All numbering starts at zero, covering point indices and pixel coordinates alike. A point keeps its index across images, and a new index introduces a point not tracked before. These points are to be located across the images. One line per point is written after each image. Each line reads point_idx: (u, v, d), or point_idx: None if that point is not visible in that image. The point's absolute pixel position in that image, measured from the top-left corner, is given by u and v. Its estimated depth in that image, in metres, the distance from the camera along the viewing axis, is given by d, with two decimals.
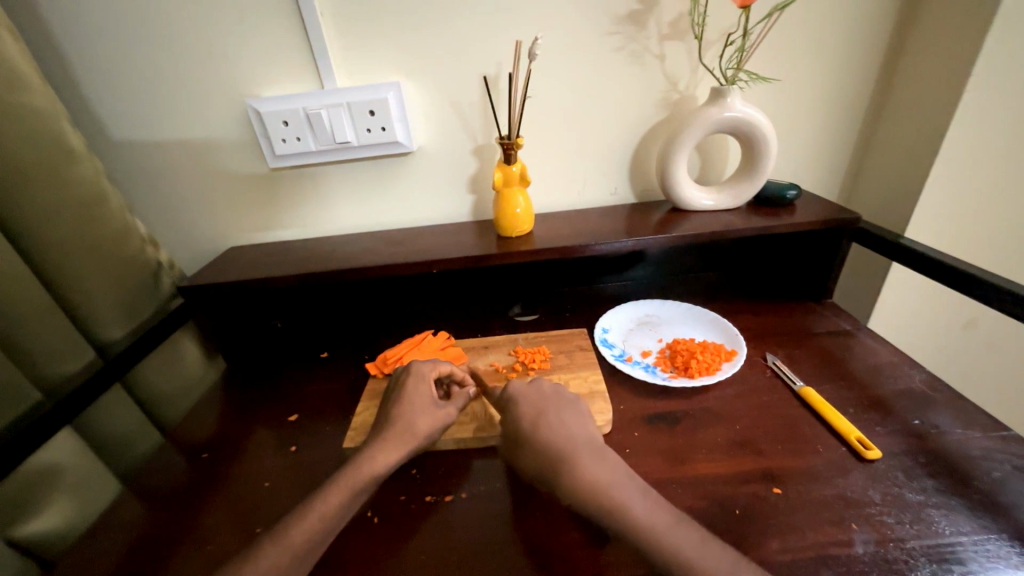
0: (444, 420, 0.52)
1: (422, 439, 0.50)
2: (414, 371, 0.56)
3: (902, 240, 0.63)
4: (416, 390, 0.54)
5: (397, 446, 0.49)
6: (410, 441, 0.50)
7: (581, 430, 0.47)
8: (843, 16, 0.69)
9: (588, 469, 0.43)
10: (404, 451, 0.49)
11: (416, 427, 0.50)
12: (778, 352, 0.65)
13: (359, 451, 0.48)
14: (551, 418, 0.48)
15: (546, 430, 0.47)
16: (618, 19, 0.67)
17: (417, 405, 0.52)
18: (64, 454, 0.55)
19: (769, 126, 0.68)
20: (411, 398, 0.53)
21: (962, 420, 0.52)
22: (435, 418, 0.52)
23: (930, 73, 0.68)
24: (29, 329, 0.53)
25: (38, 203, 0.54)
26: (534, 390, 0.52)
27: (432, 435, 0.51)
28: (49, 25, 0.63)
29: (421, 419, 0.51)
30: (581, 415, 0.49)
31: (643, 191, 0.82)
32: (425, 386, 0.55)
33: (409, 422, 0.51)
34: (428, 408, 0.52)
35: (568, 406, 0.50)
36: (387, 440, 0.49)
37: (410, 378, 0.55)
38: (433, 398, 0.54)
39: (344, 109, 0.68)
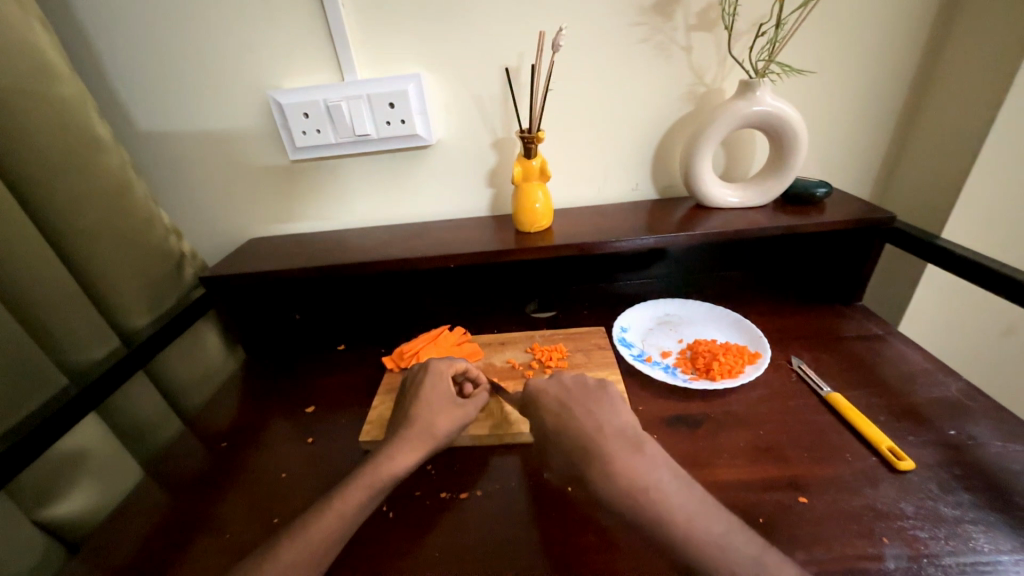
0: (460, 418, 0.52)
1: (439, 440, 0.50)
2: (432, 368, 0.55)
3: (939, 241, 0.60)
4: (432, 388, 0.53)
5: (415, 447, 0.48)
6: (428, 441, 0.49)
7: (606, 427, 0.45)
8: (883, 6, 0.66)
9: (611, 472, 0.41)
10: (422, 451, 0.48)
11: (434, 427, 0.50)
12: (803, 356, 0.63)
13: (379, 452, 0.48)
14: (573, 413, 0.46)
15: (574, 428, 0.45)
16: (644, 9, 0.65)
17: (434, 403, 0.52)
18: (90, 438, 0.57)
19: (800, 120, 0.66)
20: (428, 396, 0.52)
21: (1002, 432, 0.50)
22: (454, 418, 0.51)
23: (976, 65, 0.65)
24: (58, 316, 0.54)
25: (67, 192, 0.55)
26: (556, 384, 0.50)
27: (449, 434, 0.50)
28: (78, 17, 0.64)
29: (441, 419, 0.51)
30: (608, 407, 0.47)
31: (665, 188, 0.80)
32: (442, 382, 0.54)
33: (426, 422, 0.50)
34: (446, 407, 0.52)
35: (593, 399, 0.47)
36: (405, 441, 0.48)
37: (429, 376, 0.54)
38: (451, 396, 0.53)
39: (364, 101, 0.68)
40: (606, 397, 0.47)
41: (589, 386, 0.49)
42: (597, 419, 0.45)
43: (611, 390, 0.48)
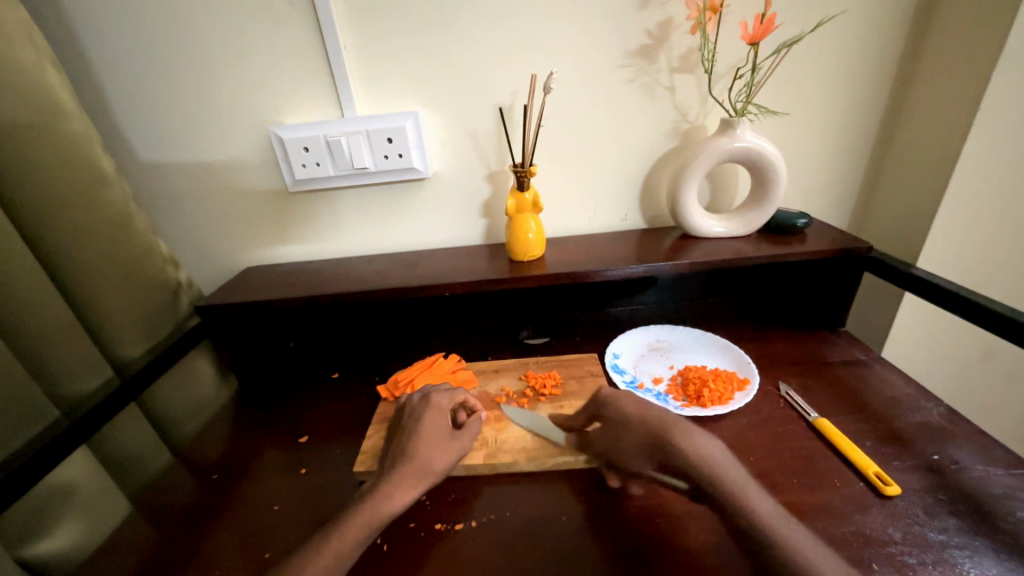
0: (455, 451, 0.52)
1: (437, 474, 0.49)
2: (432, 404, 0.54)
3: (915, 271, 0.63)
4: (429, 420, 0.53)
5: (412, 482, 0.47)
6: (426, 475, 0.48)
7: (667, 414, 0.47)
8: (850, 51, 0.71)
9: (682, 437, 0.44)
10: (420, 485, 0.48)
11: (432, 466, 0.49)
12: (791, 381, 0.65)
13: (374, 488, 0.47)
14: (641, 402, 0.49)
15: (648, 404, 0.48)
16: (629, 53, 0.70)
17: (431, 441, 0.51)
18: (77, 473, 0.56)
19: (778, 156, 0.69)
20: (424, 429, 0.52)
21: (983, 456, 0.51)
22: (450, 451, 0.51)
23: (939, 106, 0.69)
24: (53, 348, 0.54)
25: (68, 224, 0.56)
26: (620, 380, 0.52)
27: (447, 467, 0.50)
28: (88, 57, 0.66)
29: (438, 456, 0.50)
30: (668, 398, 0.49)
31: (653, 218, 0.83)
32: (437, 415, 0.53)
33: (424, 457, 0.49)
34: (441, 441, 0.51)
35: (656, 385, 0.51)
36: (402, 475, 0.48)
37: (428, 411, 0.53)
38: (447, 433, 0.53)
39: (364, 137, 0.70)
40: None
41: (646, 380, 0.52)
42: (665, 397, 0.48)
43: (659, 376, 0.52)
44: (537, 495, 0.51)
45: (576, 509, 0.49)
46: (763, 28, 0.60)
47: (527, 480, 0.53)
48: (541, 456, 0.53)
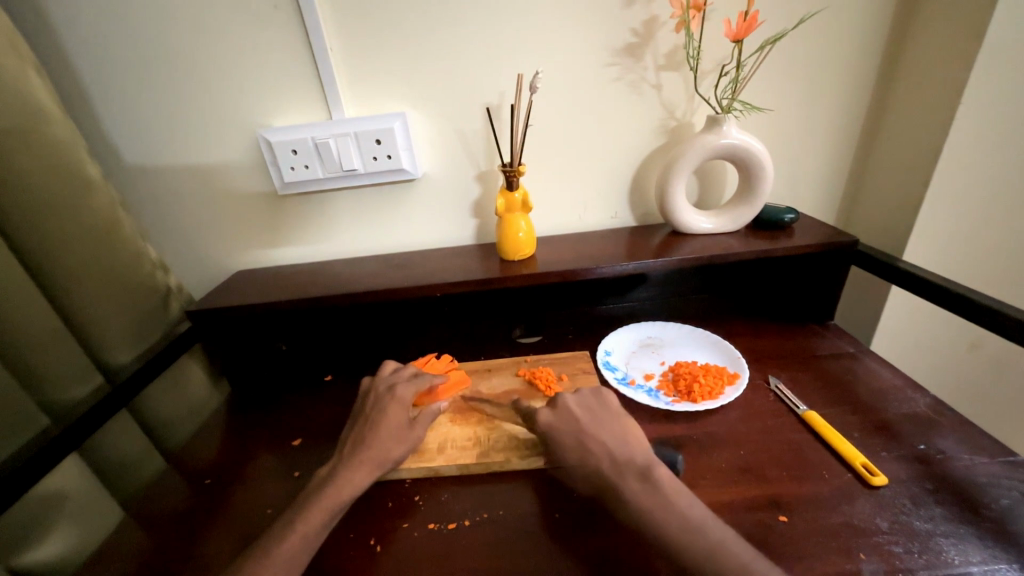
0: (414, 440, 0.53)
1: (391, 464, 0.51)
2: (394, 395, 0.56)
3: (899, 263, 0.64)
4: (391, 411, 0.54)
5: (365, 470, 0.49)
6: (381, 465, 0.50)
7: (601, 459, 0.46)
8: (834, 47, 0.71)
9: (639, 482, 0.43)
10: (372, 474, 0.49)
11: (387, 453, 0.51)
12: (780, 375, 0.65)
13: (329, 476, 0.48)
14: (590, 443, 0.48)
15: (591, 442, 0.48)
16: (616, 51, 0.70)
17: (386, 430, 0.52)
18: (70, 479, 0.56)
19: (764, 152, 0.70)
20: (384, 418, 0.53)
21: (968, 445, 0.52)
22: (407, 439, 0.53)
23: (921, 101, 0.70)
24: (42, 355, 0.54)
25: (53, 231, 0.55)
26: (562, 413, 0.51)
27: (402, 454, 0.52)
28: (72, 62, 0.66)
29: (393, 444, 0.52)
30: (618, 431, 0.49)
31: (643, 215, 0.84)
32: (398, 404, 0.55)
33: (379, 445, 0.51)
34: (399, 430, 0.53)
35: (601, 418, 0.50)
36: (356, 462, 0.49)
37: (388, 402, 0.55)
38: (405, 422, 0.54)
39: (351, 139, 0.70)
40: (608, 413, 0.51)
41: (594, 406, 0.52)
42: (614, 433, 0.48)
43: (608, 403, 0.52)
44: (531, 493, 0.51)
45: (569, 506, 0.49)
46: (746, 25, 0.60)
47: (520, 479, 0.53)
48: (532, 454, 0.54)
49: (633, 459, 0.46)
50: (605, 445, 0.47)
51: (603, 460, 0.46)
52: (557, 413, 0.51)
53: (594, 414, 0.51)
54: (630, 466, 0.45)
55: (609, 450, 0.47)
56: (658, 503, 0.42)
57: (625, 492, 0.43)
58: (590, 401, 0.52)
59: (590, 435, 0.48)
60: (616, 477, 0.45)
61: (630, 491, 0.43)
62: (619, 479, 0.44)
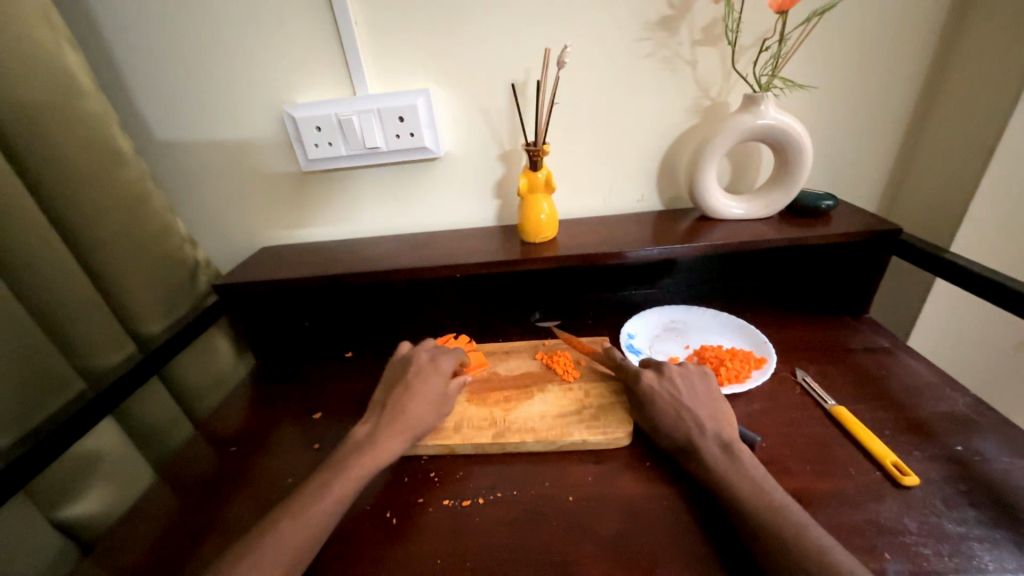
0: (442, 410, 0.55)
1: (423, 431, 0.53)
2: (431, 364, 0.58)
3: (945, 254, 0.60)
4: (427, 379, 0.56)
5: (399, 435, 0.51)
6: (413, 432, 0.52)
7: (692, 426, 0.49)
8: (889, 20, 0.66)
9: (722, 453, 0.46)
10: (405, 439, 0.51)
11: (420, 420, 0.53)
12: (808, 368, 0.63)
13: (367, 438, 0.50)
14: (685, 411, 0.50)
15: (686, 410, 0.50)
16: (650, 25, 0.66)
17: (421, 397, 0.54)
18: (106, 441, 0.59)
19: (804, 133, 0.66)
20: (419, 387, 0.55)
21: (1010, 448, 0.49)
22: (438, 409, 0.54)
23: (983, 80, 0.65)
24: (79, 322, 0.57)
25: (87, 202, 0.57)
26: (665, 381, 0.54)
27: (432, 423, 0.53)
28: (104, 35, 0.66)
29: (425, 413, 0.53)
30: (715, 404, 0.51)
31: (670, 199, 0.81)
32: (434, 375, 0.57)
33: (410, 413, 0.53)
34: (429, 399, 0.54)
35: (699, 389, 0.53)
36: (388, 427, 0.51)
37: (425, 370, 0.57)
38: (439, 391, 0.55)
39: (375, 115, 0.70)
40: (708, 388, 0.53)
41: (695, 377, 0.54)
42: (708, 407, 0.51)
43: (709, 378, 0.54)
44: (544, 474, 0.51)
45: (584, 489, 0.49)
46: None
47: (534, 460, 0.53)
48: (548, 436, 0.53)
49: (720, 431, 0.48)
50: (697, 414, 0.50)
51: (692, 428, 0.49)
52: (663, 379, 0.54)
53: (695, 388, 0.53)
54: (715, 436, 0.48)
55: (702, 421, 0.49)
56: (733, 473, 0.44)
57: (705, 456, 0.46)
58: (697, 376, 0.54)
59: (691, 406, 0.50)
60: (701, 447, 0.47)
61: (710, 458, 0.46)
62: (704, 446, 0.47)
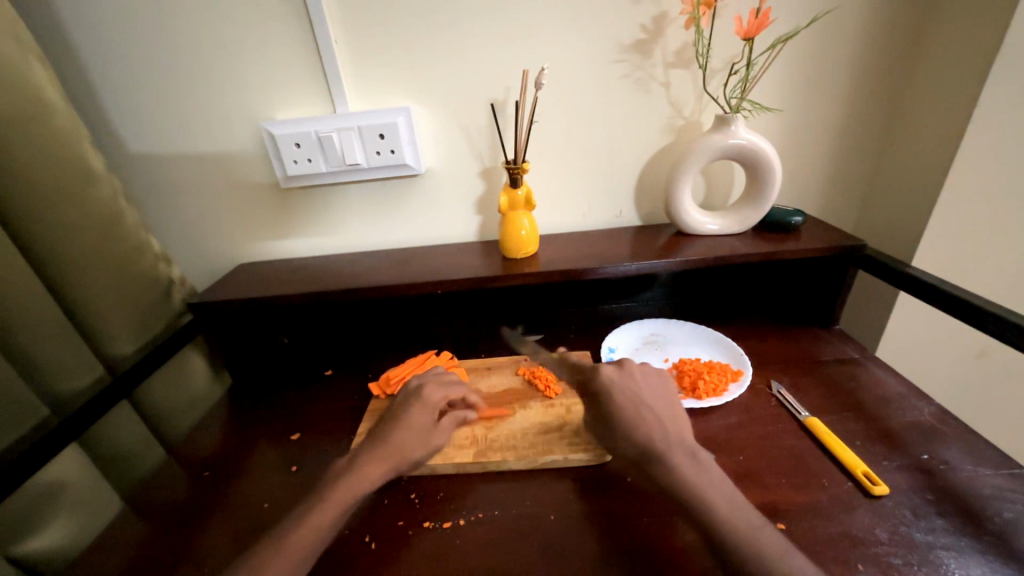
0: (436, 443, 0.52)
1: (411, 463, 0.50)
2: (423, 397, 0.54)
3: (906, 268, 0.62)
4: (416, 410, 0.53)
5: (384, 465, 0.48)
6: (400, 463, 0.49)
7: (655, 431, 0.48)
8: (848, 46, 0.70)
9: (688, 460, 0.45)
10: (387, 469, 0.48)
11: (409, 450, 0.50)
12: (783, 380, 0.64)
13: (349, 465, 0.48)
14: (647, 413, 0.49)
15: (647, 409, 0.50)
16: (624, 48, 0.69)
17: (412, 427, 0.51)
18: (71, 470, 0.56)
19: (772, 152, 0.68)
20: (408, 417, 0.52)
21: (973, 456, 0.51)
22: (429, 440, 0.52)
23: (937, 104, 0.68)
24: (43, 347, 0.55)
25: (54, 222, 0.56)
26: (626, 381, 0.53)
27: (422, 456, 0.51)
28: (76, 52, 0.66)
29: (414, 444, 0.51)
30: (673, 406, 0.51)
31: (648, 215, 0.83)
32: (422, 405, 0.54)
33: (400, 444, 0.50)
34: (422, 431, 0.52)
35: (659, 392, 0.52)
36: (372, 456, 0.49)
37: (417, 401, 0.54)
38: (430, 422, 0.53)
39: (355, 132, 0.70)
40: (665, 389, 0.53)
41: (654, 379, 0.54)
42: (668, 409, 0.50)
43: (666, 379, 0.54)
44: (526, 491, 0.51)
45: (565, 507, 0.49)
46: (757, 23, 0.59)
47: (515, 478, 0.53)
48: (528, 454, 0.54)
49: (678, 437, 0.47)
50: (660, 418, 0.49)
51: (655, 430, 0.48)
52: (624, 377, 0.53)
53: (653, 389, 0.52)
54: (677, 441, 0.47)
55: (664, 424, 0.48)
56: (700, 481, 0.43)
57: (672, 462, 0.45)
58: (654, 374, 0.54)
59: (653, 406, 0.50)
60: (666, 450, 0.46)
61: (677, 464, 0.45)
62: (669, 450, 0.46)
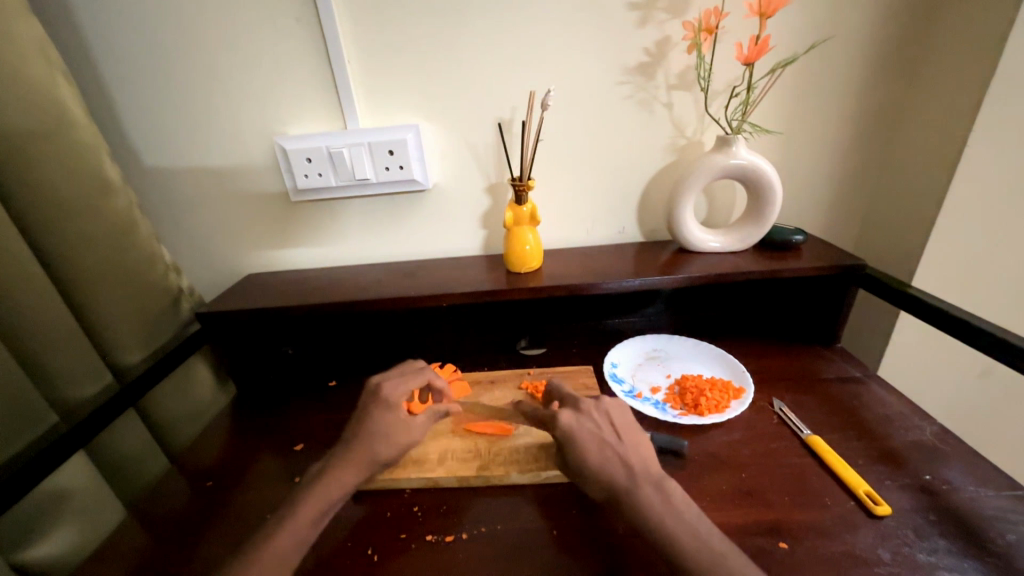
0: (408, 440, 0.52)
1: (381, 464, 0.50)
2: (383, 396, 0.54)
3: (907, 288, 0.63)
4: (380, 412, 0.52)
5: (354, 468, 0.48)
6: (369, 465, 0.49)
7: (620, 470, 0.46)
8: (847, 71, 0.72)
9: (655, 492, 0.45)
10: (360, 471, 0.48)
11: (377, 453, 0.50)
12: (785, 397, 0.65)
13: (321, 473, 0.49)
14: (610, 451, 0.48)
15: (611, 448, 0.48)
16: (628, 70, 0.71)
17: (378, 429, 0.51)
18: (75, 477, 0.57)
19: (773, 172, 0.70)
20: (374, 419, 0.52)
21: (976, 477, 0.51)
22: (398, 439, 0.51)
23: (935, 127, 0.70)
24: (54, 354, 0.56)
25: (70, 232, 0.57)
26: (584, 420, 0.51)
27: (392, 456, 0.50)
28: (98, 68, 0.68)
29: (383, 445, 0.50)
30: (635, 438, 0.49)
31: (651, 231, 0.84)
32: (387, 405, 0.53)
33: (370, 447, 0.50)
34: (389, 431, 0.51)
35: (620, 426, 0.51)
36: (345, 459, 0.49)
37: (379, 402, 0.53)
38: (398, 421, 0.52)
39: (365, 149, 0.72)
40: (624, 421, 0.52)
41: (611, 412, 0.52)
42: (632, 443, 0.49)
43: (623, 408, 0.53)
44: (529, 506, 0.52)
45: (567, 522, 0.49)
46: (757, 49, 0.61)
47: (517, 493, 0.53)
48: (531, 468, 0.54)
49: (643, 469, 0.47)
50: (623, 454, 0.47)
51: (619, 471, 0.46)
52: (581, 417, 0.51)
53: (612, 424, 0.51)
54: (642, 475, 0.46)
55: (627, 457, 0.47)
56: (669, 515, 0.43)
57: (641, 499, 0.44)
58: (611, 408, 0.52)
59: (615, 441, 0.48)
60: (632, 488, 0.45)
61: (646, 499, 0.44)
62: (635, 487, 0.45)
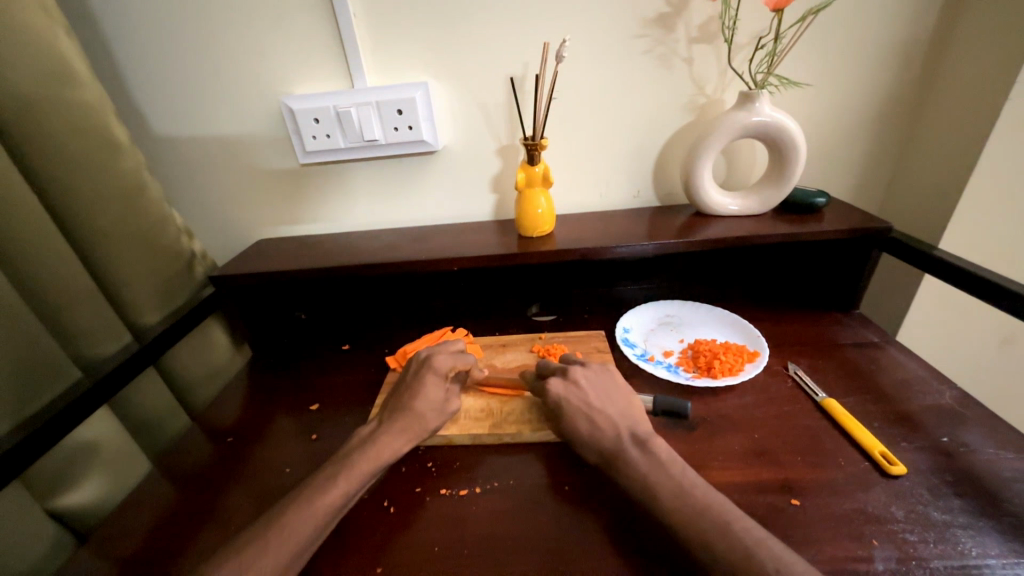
0: (451, 410, 0.54)
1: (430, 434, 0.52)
2: (433, 366, 0.55)
3: (930, 250, 0.61)
4: (428, 385, 0.53)
5: (405, 437, 0.50)
6: (416, 436, 0.51)
7: (610, 433, 0.48)
8: (883, 18, 0.67)
9: (651, 446, 0.46)
10: (410, 440, 0.50)
11: (428, 422, 0.52)
12: (799, 362, 0.64)
13: (371, 436, 0.50)
14: (597, 417, 0.49)
15: (598, 414, 0.49)
16: (647, 21, 0.67)
17: (427, 400, 0.52)
18: (100, 432, 0.59)
19: (797, 130, 0.67)
20: (421, 390, 0.53)
21: (994, 440, 0.50)
22: (444, 411, 0.53)
23: (975, 80, 0.66)
24: (74, 314, 0.56)
25: (81, 191, 0.57)
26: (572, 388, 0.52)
27: (439, 426, 0.53)
28: (100, 25, 0.66)
29: (431, 415, 0.52)
30: (620, 403, 0.51)
31: (666, 196, 0.82)
32: (436, 376, 0.54)
33: (426, 419, 0.52)
34: (438, 403, 0.53)
35: (608, 394, 0.52)
36: (398, 426, 0.50)
37: (427, 372, 0.55)
38: (443, 397, 0.54)
39: (373, 108, 0.69)
40: (610, 383, 0.53)
41: (596, 374, 0.54)
42: (618, 407, 0.50)
43: (612, 373, 0.55)
44: (540, 463, 0.52)
45: (579, 479, 0.50)
46: None
47: (529, 450, 0.54)
48: (543, 427, 0.55)
49: (628, 428, 0.48)
50: (609, 415, 0.49)
51: (608, 433, 0.48)
52: (569, 386, 0.52)
53: (599, 390, 0.52)
54: (628, 432, 0.47)
55: (612, 422, 0.49)
56: (654, 469, 0.44)
57: (627, 460, 0.45)
58: (597, 372, 0.54)
59: (598, 408, 0.50)
60: (619, 449, 0.46)
61: (631, 461, 0.45)
62: (620, 450, 0.46)
